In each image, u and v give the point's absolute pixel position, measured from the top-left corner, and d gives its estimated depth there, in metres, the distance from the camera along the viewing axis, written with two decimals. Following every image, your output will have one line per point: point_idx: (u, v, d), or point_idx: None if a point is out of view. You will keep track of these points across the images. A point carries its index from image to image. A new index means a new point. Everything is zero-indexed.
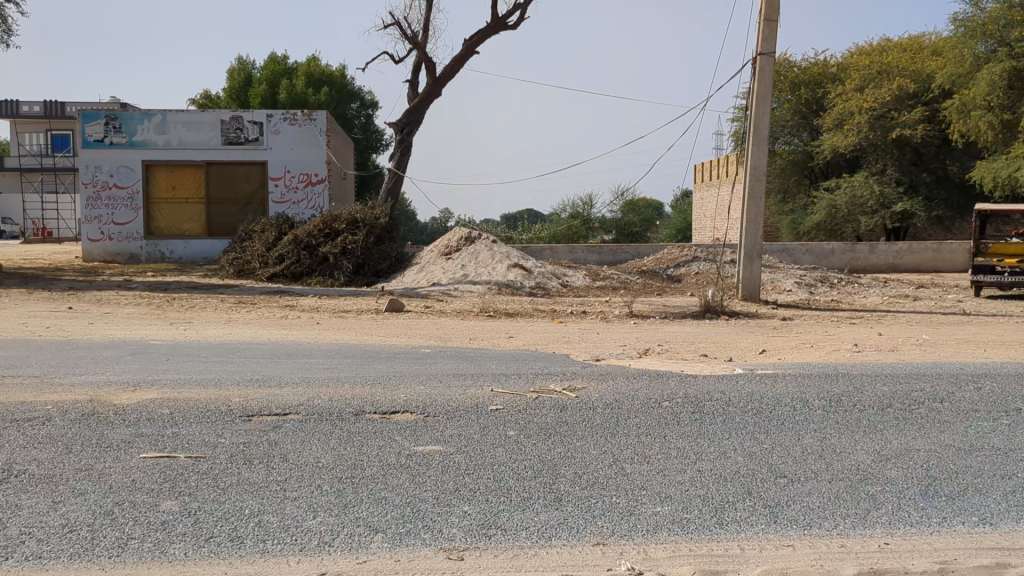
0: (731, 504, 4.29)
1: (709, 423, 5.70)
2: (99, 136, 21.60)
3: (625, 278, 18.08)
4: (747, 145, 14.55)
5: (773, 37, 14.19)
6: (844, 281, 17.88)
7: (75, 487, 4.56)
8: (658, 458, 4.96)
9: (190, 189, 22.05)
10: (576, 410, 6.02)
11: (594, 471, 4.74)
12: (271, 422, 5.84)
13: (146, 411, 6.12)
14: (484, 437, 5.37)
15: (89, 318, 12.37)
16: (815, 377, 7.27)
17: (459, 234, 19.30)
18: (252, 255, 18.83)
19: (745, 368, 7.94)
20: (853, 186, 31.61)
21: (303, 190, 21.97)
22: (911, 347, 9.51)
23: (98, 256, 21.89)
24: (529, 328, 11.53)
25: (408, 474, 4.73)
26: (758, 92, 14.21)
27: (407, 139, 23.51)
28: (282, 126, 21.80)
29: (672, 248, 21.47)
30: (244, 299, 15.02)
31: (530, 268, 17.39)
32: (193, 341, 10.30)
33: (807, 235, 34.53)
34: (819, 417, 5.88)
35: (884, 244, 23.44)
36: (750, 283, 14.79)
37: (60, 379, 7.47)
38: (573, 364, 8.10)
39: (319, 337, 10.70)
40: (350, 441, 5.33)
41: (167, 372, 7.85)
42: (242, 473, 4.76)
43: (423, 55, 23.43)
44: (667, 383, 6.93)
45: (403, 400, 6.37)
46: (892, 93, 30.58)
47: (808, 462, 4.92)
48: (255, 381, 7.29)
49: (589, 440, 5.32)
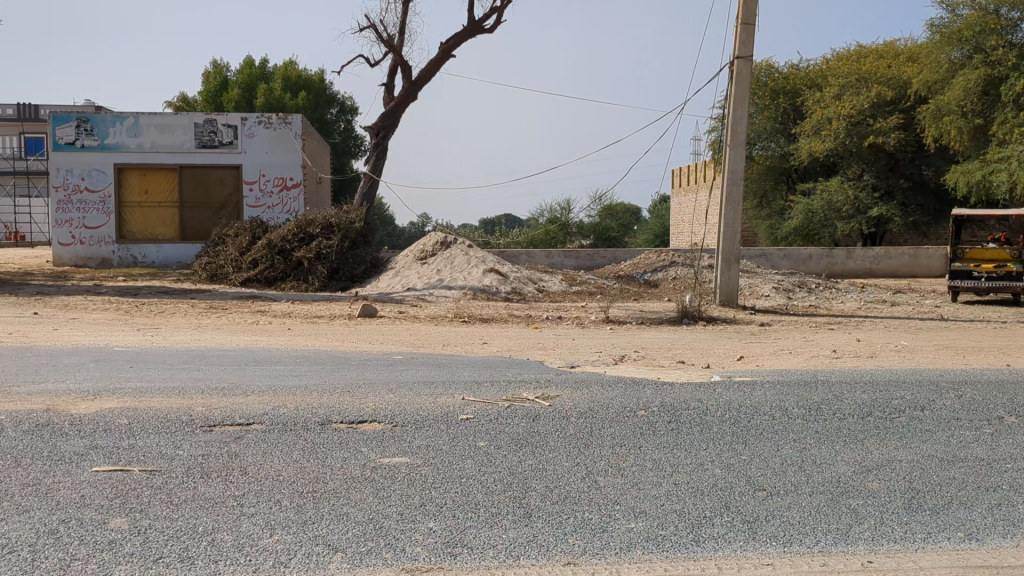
0: (708, 520, 4.12)
1: (687, 432, 5.54)
2: (70, 138, 21.25)
3: (601, 283, 17.94)
4: (725, 150, 14.43)
5: (750, 41, 14.07)
6: (822, 286, 17.81)
7: (19, 503, 4.32)
8: (633, 470, 4.78)
9: (163, 192, 21.74)
10: (549, 419, 5.86)
11: (566, 485, 4.56)
12: (232, 433, 5.61)
13: (104, 421, 5.89)
14: (452, 448, 5.18)
15: (54, 323, 12.08)
16: (794, 384, 7.12)
17: (435, 239, 19.06)
18: (224, 260, 18.55)
19: (724, 375, 7.78)
20: (830, 191, 31.78)
21: (278, 195, 21.69)
22: (890, 353, 9.41)
23: (69, 260, 21.47)
24: (504, 334, 11.35)
25: (373, 488, 4.53)
26: (735, 95, 14.09)
27: (383, 143, 23.30)
28: (257, 130, 21.56)
29: (650, 253, 21.33)
30: (215, 304, 14.74)
31: (507, 273, 17.21)
32: (159, 347, 10.06)
33: (785, 239, 34.65)
34: (798, 428, 5.72)
35: (861, 249, 23.42)
36: (728, 288, 14.67)
37: (18, 387, 7.23)
38: (546, 372, 7.92)
39: (288, 343, 10.47)
40: (313, 453, 5.13)
41: (130, 380, 7.63)
42: (199, 488, 4.54)
43: (399, 58, 23.24)
44: (642, 391, 6.76)
45: (370, 409, 6.17)
46: (870, 100, 30.58)
47: (788, 474, 4.76)
48: (220, 390, 7.07)
49: (562, 450, 5.15)
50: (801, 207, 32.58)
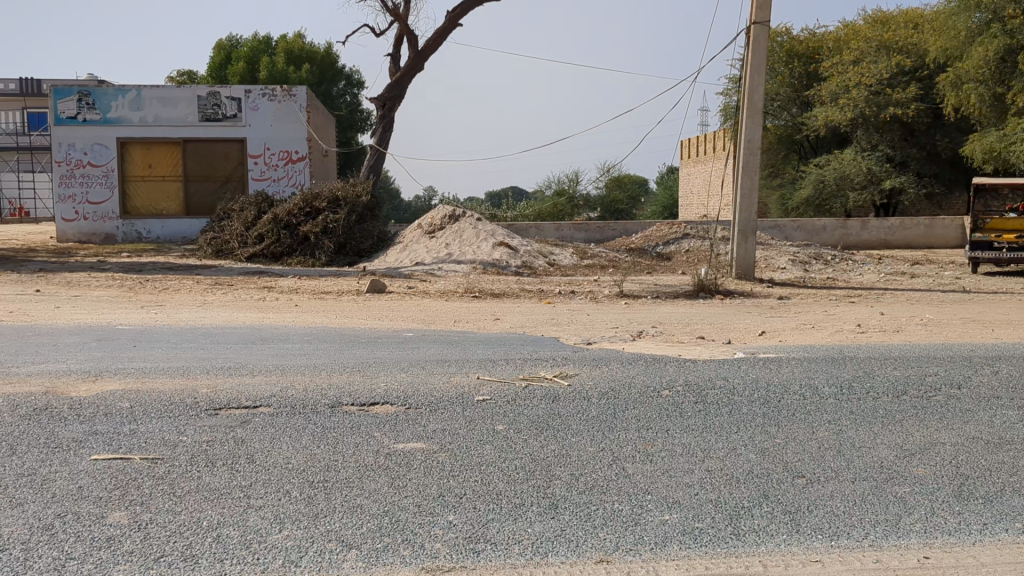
0: (747, 511, 3.85)
1: (715, 414, 5.26)
2: (72, 112, 20.94)
3: (613, 256, 17.61)
4: (741, 118, 14.08)
5: (768, 5, 13.65)
6: (839, 258, 17.46)
7: (13, 496, 4.06)
8: (662, 456, 4.50)
9: (167, 166, 21.42)
10: (569, 401, 5.58)
11: (592, 473, 4.29)
12: (240, 417, 5.36)
13: (105, 405, 5.63)
14: (471, 432, 4.92)
15: (55, 301, 11.80)
16: (822, 361, 6.83)
17: (443, 212, 18.73)
18: (230, 235, 18.28)
19: (747, 352, 7.46)
20: (843, 163, 31.27)
21: (283, 168, 21.39)
22: (917, 327, 9.10)
23: (73, 236, 21.23)
24: (516, 309, 11.07)
25: (387, 476, 4.27)
26: (752, 62, 13.68)
27: (389, 114, 22.94)
28: (261, 103, 21.22)
29: (660, 225, 20.97)
30: (220, 281, 14.44)
31: (516, 246, 16.92)
32: (165, 325, 9.81)
33: (796, 210, 34.29)
34: (832, 408, 5.44)
35: (876, 221, 23.04)
36: (744, 261, 14.35)
37: (15, 368, 6.97)
38: (563, 349, 7.64)
39: (297, 320, 10.23)
40: (323, 439, 4.86)
41: (132, 361, 7.36)
42: (203, 478, 4.28)
43: (405, 28, 22.80)
44: (665, 369, 6.49)
45: (382, 390, 5.90)
46: (890, 68, 30.20)
47: (827, 459, 4.48)
48: (227, 370, 6.81)
49: (586, 435, 4.86)
50: (813, 178, 32.19)
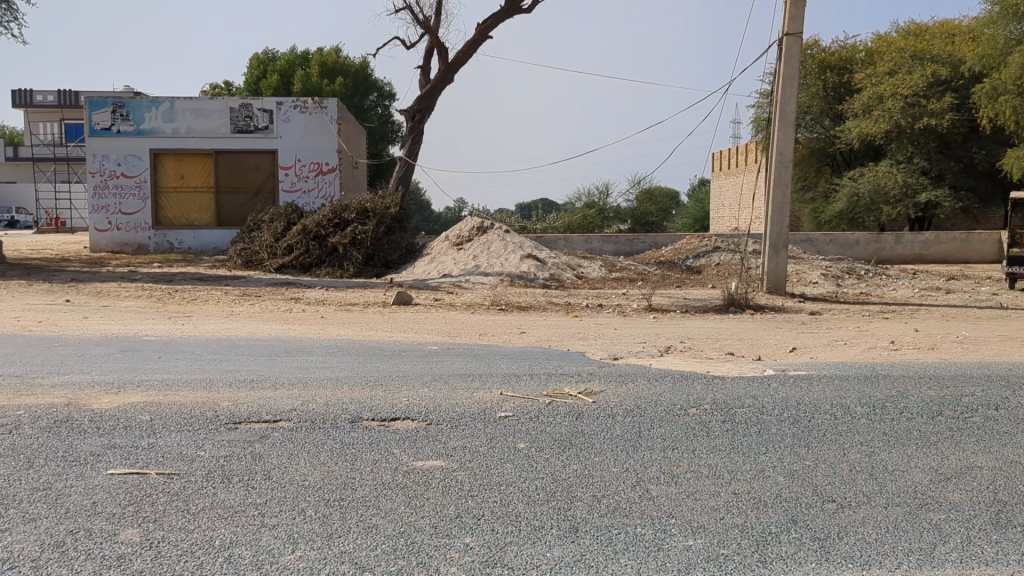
0: (775, 537, 3.71)
1: (743, 434, 5.12)
2: (106, 124, 21.12)
3: (642, 269, 17.46)
4: (772, 131, 13.92)
5: (801, 17, 13.49)
6: (872, 272, 17.20)
7: (26, 512, 4.01)
8: (688, 478, 4.38)
9: (199, 177, 21.57)
10: (593, 419, 5.46)
11: (615, 494, 4.17)
12: (258, 432, 5.30)
13: (125, 418, 5.59)
14: (492, 450, 4.82)
15: (84, 311, 11.85)
16: (854, 379, 6.66)
17: (471, 224, 18.66)
18: (260, 246, 18.32)
19: (778, 369, 7.29)
20: (877, 175, 30.91)
21: (313, 180, 21.45)
22: (953, 344, 8.89)
23: (106, 246, 21.40)
24: (542, 323, 10.96)
25: (404, 495, 4.17)
26: (784, 74, 13.51)
27: (419, 126, 22.97)
28: (293, 114, 21.29)
29: (691, 238, 20.80)
30: (248, 292, 14.46)
31: (545, 259, 16.81)
32: (190, 336, 9.80)
33: (829, 223, 33.91)
34: (864, 429, 5.28)
35: (910, 235, 22.71)
36: (775, 276, 14.15)
37: (40, 379, 6.97)
38: (589, 364, 7.53)
39: (323, 331, 10.18)
40: (341, 456, 4.78)
41: (157, 372, 7.32)
42: (218, 495, 4.21)
43: (435, 40, 22.84)
44: (693, 386, 6.36)
45: (404, 405, 5.81)
46: (925, 79, 29.77)
47: (858, 483, 4.34)
48: (250, 382, 6.75)
49: (609, 455, 4.74)
50: (847, 191, 31.79)
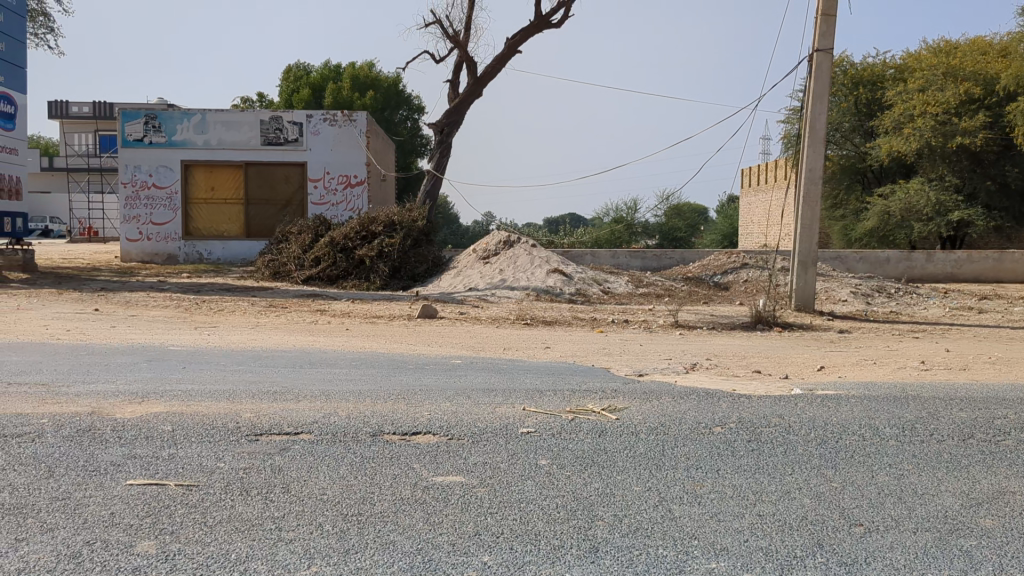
0: (799, 561, 3.63)
1: (768, 454, 5.03)
2: (139, 135, 21.32)
3: (669, 285, 17.36)
4: (801, 147, 13.81)
5: (831, 32, 13.39)
6: (902, 291, 17.00)
7: (44, 521, 4.01)
8: (711, 499, 4.30)
9: (230, 189, 21.73)
10: (617, 436, 5.39)
11: (636, 514, 4.10)
12: (278, 444, 5.27)
13: (147, 428, 5.58)
14: (513, 467, 4.76)
15: (112, 321, 11.92)
16: (883, 400, 6.53)
17: (498, 238, 18.64)
18: (287, 257, 18.40)
19: (805, 387, 7.19)
20: (908, 193, 30.58)
21: (342, 192, 21.56)
22: (985, 365, 8.73)
23: (136, 256, 21.57)
24: (567, 337, 10.89)
25: (423, 511, 4.13)
26: (814, 90, 13.40)
27: (447, 140, 23.03)
28: (322, 127, 21.41)
29: (719, 254, 20.67)
30: (275, 303, 14.50)
31: (571, 273, 16.76)
32: (214, 347, 9.82)
33: (860, 241, 33.59)
34: (893, 450, 5.17)
35: (942, 253, 22.43)
36: (804, 293, 14.00)
37: (66, 388, 6.99)
38: (613, 380, 7.46)
39: (348, 343, 10.17)
40: (362, 470, 4.74)
41: (182, 383, 7.33)
42: (236, 508, 4.18)
43: (465, 55, 22.91)
44: (718, 404, 6.26)
45: (426, 420, 5.77)
46: (957, 95, 29.42)
47: (886, 506, 4.24)
48: (273, 394, 6.74)
49: (632, 473, 4.68)
50: (877, 209, 31.47)
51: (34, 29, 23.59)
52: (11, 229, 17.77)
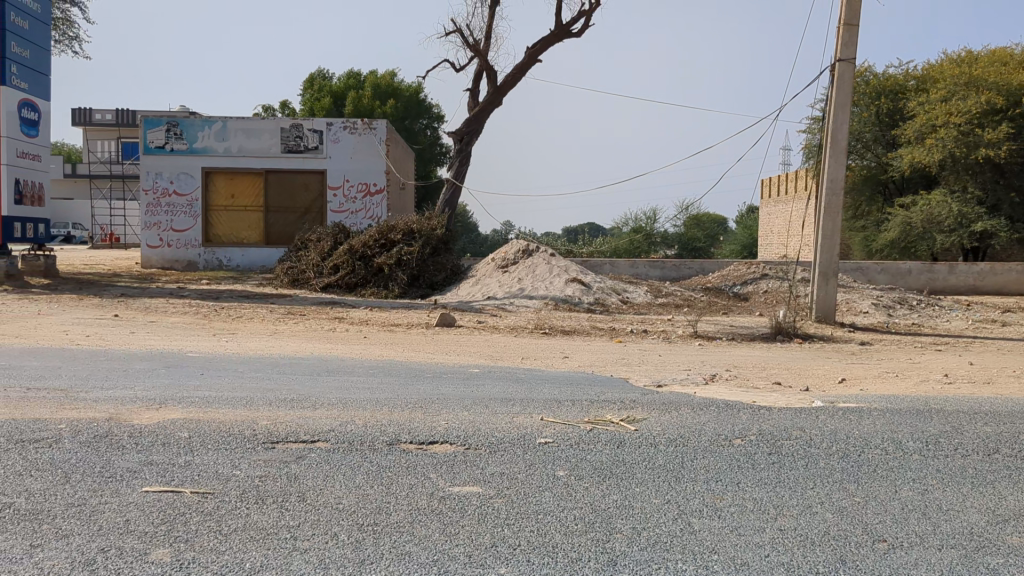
0: None
1: (790, 468, 4.96)
2: (160, 142, 21.44)
3: (688, 295, 17.27)
4: (823, 157, 13.71)
5: (853, 42, 13.31)
6: (925, 303, 16.83)
7: (59, 527, 3.99)
8: (732, 512, 4.23)
9: (250, 197, 21.83)
10: (635, 447, 5.33)
11: (654, 527, 4.04)
12: (295, 452, 5.24)
13: (164, 434, 5.57)
14: (530, 477, 4.71)
15: (131, 327, 11.96)
16: (906, 413, 6.44)
17: (517, 247, 18.62)
18: (306, 265, 18.43)
19: (827, 400, 7.10)
20: (930, 205, 30.35)
21: (361, 201, 21.59)
22: (1010, 379, 8.61)
23: (157, 262, 21.67)
24: (586, 347, 10.83)
25: (438, 522, 4.08)
26: (836, 100, 13.31)
27: (466, 149, 23.05)
28: (342, 135, 21.47)
29: (739, 264, 20.55)
30: (293, 310, 14.51)
31: (590, 283, 16.70)
32: (232, 354, 9.82)
33: (881, 252, 33.37)
34: (917, 465, 5.09)
35: (964, 265, 22.23)
36: (825, 304, 13.87)
37: (84, 393, 6.99)
38: (632, 391, 7.40)
39: (366, 352, 10.15)
40: (377, 479, 4.71)
41: (199, 389, 7.32)
42: (251, 516, 4.15)
43: (485, 63, 22.93)
44: (738, 416, 6.19)
45: (443, 429, 5.73)
46: (980, 105, 29.20)
47: (911, 522, 4.16)
48: (290, 402, 6.72)
49: (650, 485, 4.62)
50: (898, 220, 31.20)
51: (59, 37, 23.80)
52: (33, 235, 17.90)
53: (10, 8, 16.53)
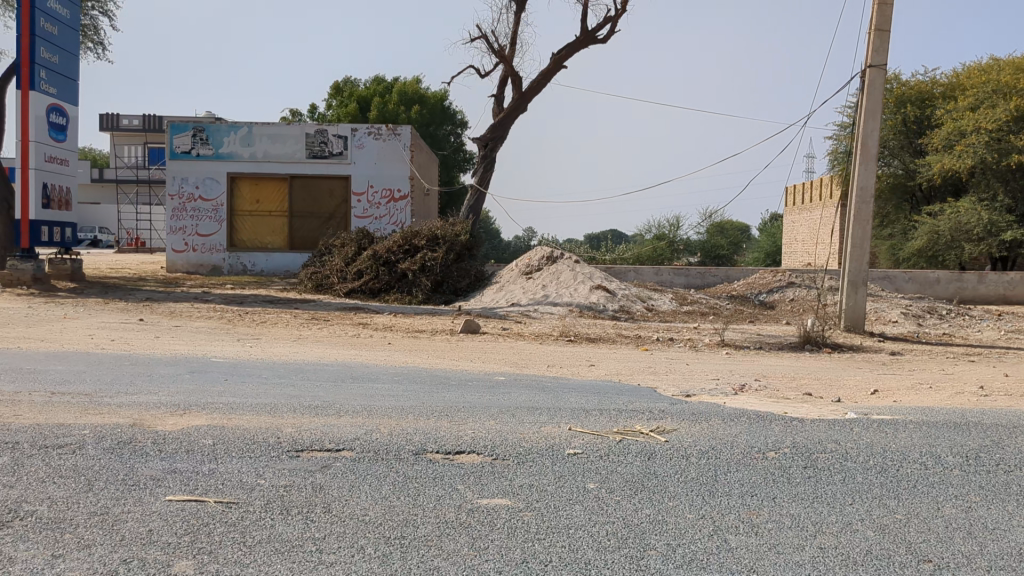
0: None
1: (827, 482, 4.82)
2: (186, 147, 21.50)
3: (714, 303, 17.10)
4: (853, 164, 13.53)
5: (884, 48, 13.14)
6: (954, 312, 16.57)
7: (81, 536, 3.94)
8: (770, 529, 4.10)
9: (274, 201, 21.86)
10: (666, 459, 5.21)
11: (689, 543, 3.92)
12: (319, 461, 5.17)
13: (187, 441, 5.51)
14: (559, 490, 4.61)
15: (155, 332, 11.94)
16: (944, 426, 6.27)
17: (541, 253, 18.51)
18: (330, 270, 18.43)
19: (860, 412, 6.94)
20: (959, 212, 30.00)
21: (385, 206, 21.57)
22: None
23: (181, 267, 21.72)
24: (611, 355, 10.71)
25: (467, 536, 3.98)
26: (867, 106, 13.13)
27: (491, 155, 22.99)
28: (367, 140, 21.45)
29: (764, 272, 20.33)
30: (317, 315, 14.47)
31: (614, 290, 16.56)
32: (256, 359, 9.76)
33: (908, 261, 33.00)
34: (957, 481, 4.94)
35: (994, 274, 21.91)
36: (854, 313, 13.65)
37: (106, 398, 6.93)
38: (660, 401, 7.26)
39: (389, 358, 10.07)
40: (404, 490, 4.62)
41: (221, 396, 7.25)
42: (276, 527, 4.07)
43: (510, 69, 22.87)
44: (770, 428, 6.05)
45: (468, 439, 5.62)
46: (1009, 111, 28.51)
47: (956, 541, 4.02)
48: (314, 409, 6.63)
49: (684, 499, 4.50)
50: (926, 228, 30.93)
51: (87, 43, 23.97)
52: (60, 238, 18.00)
53: (37, 14, 16.64)
